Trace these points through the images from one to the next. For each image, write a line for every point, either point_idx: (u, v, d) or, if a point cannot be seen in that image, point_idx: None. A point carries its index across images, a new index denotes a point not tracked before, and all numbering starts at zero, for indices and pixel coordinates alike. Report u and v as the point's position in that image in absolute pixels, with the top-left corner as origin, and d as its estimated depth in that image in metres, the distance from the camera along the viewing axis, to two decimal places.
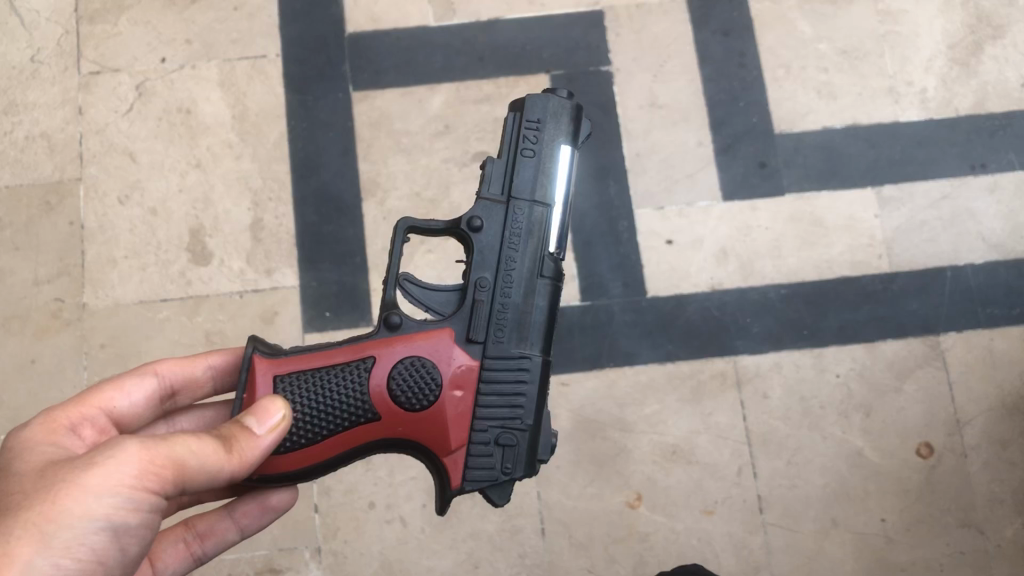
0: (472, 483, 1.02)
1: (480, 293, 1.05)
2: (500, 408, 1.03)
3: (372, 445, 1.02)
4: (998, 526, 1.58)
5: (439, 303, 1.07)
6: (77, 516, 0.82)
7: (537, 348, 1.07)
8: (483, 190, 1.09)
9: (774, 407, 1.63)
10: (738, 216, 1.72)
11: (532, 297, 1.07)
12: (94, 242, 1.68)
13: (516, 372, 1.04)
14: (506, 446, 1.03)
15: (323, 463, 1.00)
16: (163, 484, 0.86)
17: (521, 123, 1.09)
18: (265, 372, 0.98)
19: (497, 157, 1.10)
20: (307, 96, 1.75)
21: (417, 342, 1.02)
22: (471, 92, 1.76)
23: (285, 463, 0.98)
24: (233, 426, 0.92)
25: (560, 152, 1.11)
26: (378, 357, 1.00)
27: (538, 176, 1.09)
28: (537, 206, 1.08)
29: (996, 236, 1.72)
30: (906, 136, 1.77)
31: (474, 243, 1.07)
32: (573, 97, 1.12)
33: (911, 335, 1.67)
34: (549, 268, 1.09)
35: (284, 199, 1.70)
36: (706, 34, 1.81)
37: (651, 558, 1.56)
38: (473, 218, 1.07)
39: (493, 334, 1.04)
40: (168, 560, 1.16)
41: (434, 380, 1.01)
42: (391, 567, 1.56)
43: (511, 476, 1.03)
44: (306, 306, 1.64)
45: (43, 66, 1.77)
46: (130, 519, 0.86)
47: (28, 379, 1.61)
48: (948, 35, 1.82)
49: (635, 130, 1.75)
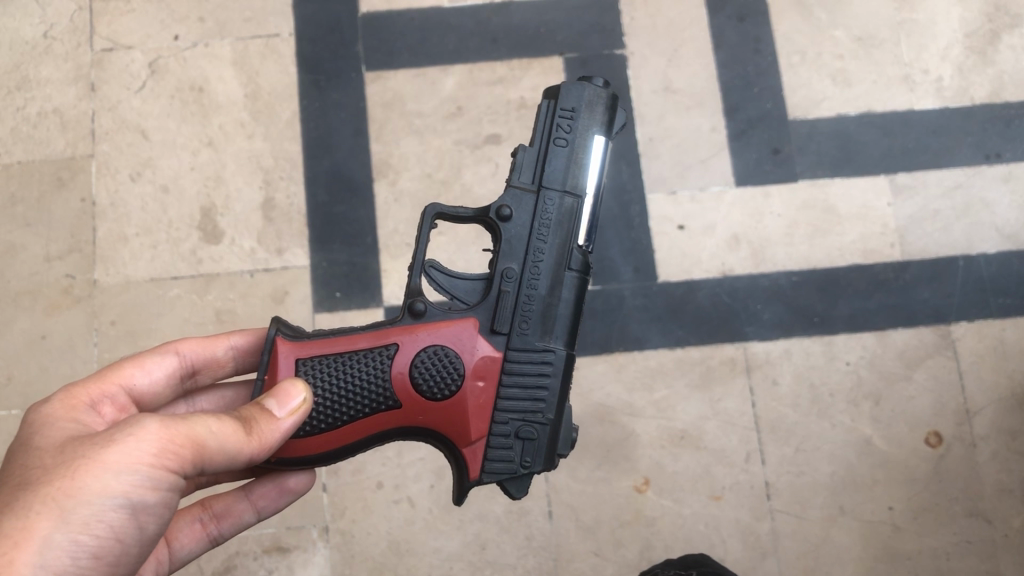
0: (490, 475, 1.02)
1: (506, 282, 1.05)
2: (522, 400, 1.03)
3: (392, 432, 1.02)
4: (1006, 516, 1.58)
5: (463, 292, 1.06)
6: (96, 492, 0.82)
7: (561, 341, 1.06)
8: (513, 178, 1.08)
9: (784, 394, 1.63)
10: (750, 203, 1.71)
11: (559, 289, 1.06)
12: (105, 219, 1.68)
13: (539, 364, 1.04)
14: (526, 438, 1.03)
15: (342, 448, 1.00)
16: (182, 464, 0.86)
17: (555, 111, 1.09)
18: (288, 354, 0.98)
19: (529, 146, 1.09)
20: (319, 76, 1.75)
21: (440, 329, 1.02)
22: (484, 74, 1.75)
23: (305, 447, 0.99)
24: (253, 408, 0.91)
25: (594, 142, 1.10)
26: (401, 344, 1.00)
27: (570, 166, 1.08)
28: (568, 196, 1.08)
29: (1010, 226, 1.71)
30: (922, 125, 1.76)
31: (502, 232, 1.06)
32: (609, 87, 1.11)
33: (922, 324, 1.67)
34: (577, 260, 1.08)
35: (296, 179, 1.70)
36: (721, 19, 1.80)
37: (658, 543, 1.56)
38: (502, 207, 1.06)
39: (518, 324, 1.04)
40: (184, 540, 1.16)
41: (456, 369, 1.00)
42: (399, 548, 1.56)
43: (530, 469, 1.03)
44: (316, 286, 1.64)
45: (56, 43, 1.77)
46: (149, 498, 0.86)
47: (39, 355, 1.62)
48: (965, 23, 1.81)
49: (649, 114, 1.74)
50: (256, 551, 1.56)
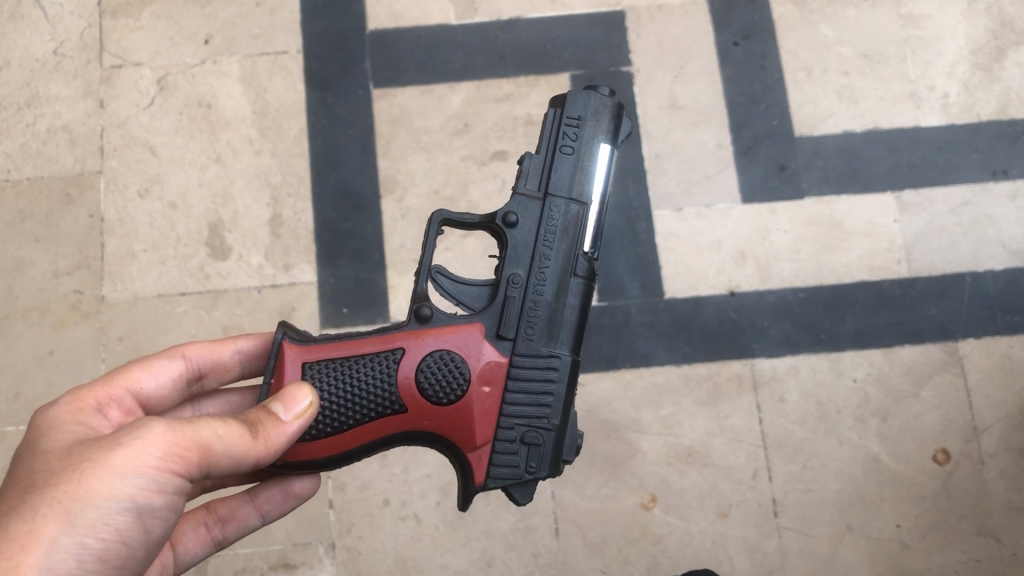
0: (496, 480, 1.01)
1: (512, 288, 1.05)
2: (527, 406, 1.02)
3: (396, 437, 1.01)
4: (1014, 534, 1.57)
5: (470, 297, 1.06)
6: (102, 495, 0.82)
7: (566, 348, 1.06)
8: (519, 185, 1.08)
9: (790, 410, 1.63)
10: (757, 219, 1.72)
11: (564, 296, 1.06)
12: (114, 235, 1.68)
13: (545, 369, 1.03)
14: (531, 444, 1.02)
15: (347, 453, 1.00)
16: (188, 467, 0.86)
17: (561, 119, 1.09)
18: (294, 358, 0.97)
19: (535, 154, 1.10)
20: (327, 93, 1.76)
21: (447, 335, 1.01)
22: (491, 91, 1.76)
23: (310, 452, 0.98)
24: (260, 411, 0.91)
25: (600, 150, 1.10)
26: (407, 348, 0.99)
27: (576, 173, 1.08)
28: (573, 203, 1.08)
29: (1017, 243, 1.71)
30: (927, 141, 1.76)
31: (508, 239, 1.06)
32: (614, 96, 1.12)
33: (929, 340, 1.66)
34: (583, 266, 1.08)
35: (304, 196, 1.70)
36: (727, 36, 1.81)
37: (664, 560, 1.55)
38: (508, 213, 1.07)
39: (523, 330, 1.03)
40: (189, 543, 1.15)
41: (462, 374, 1.00)
42: (405, 565, 1.56)
43: (535, 475, 1.02)
44: (323, 302, 1.65)
45: (66, 59, 1.78)
46: (155, 501, 0.86)
47: (46, 371, 1.62)
48: (971, 40, 1.81)
49: (655, 131, 1.75)
50: (262, 567, 1.56)
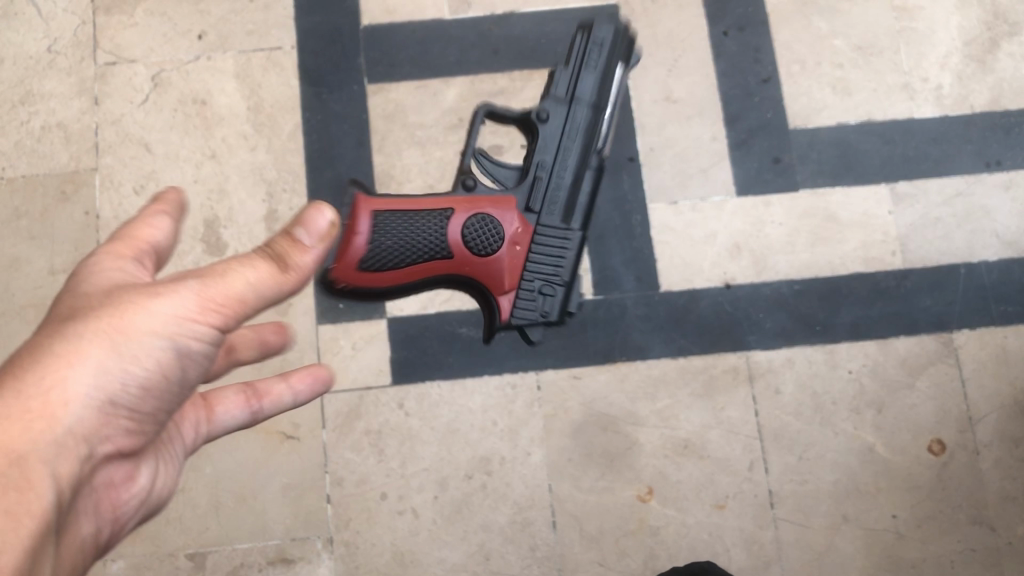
0: (520, 317, 1.47)
1: (541, 171, 1.49)
2: (544, 266, 1.48)
3: (442, 276, 1.46)
4: (1010, 524, 1.58)
5: (504, 177, 1.51)
6: (142, 334, 0.72)
7: (578, 226, 1.52)
8: (551, 92, 1.52)
9: (786, 402, 1.63)
10: (751, 212, 1.72)
11: (580, 183, 1.52)
12: (109, 232, 1.68)
13: (561, 238, 1.50)
14: (547, 295, 1.48)
15: (412, 283, 1.44)
16: (227, 317, 0.75)
17: (588, 41, 1.51)
18: (369, 210, 1.37)
19: (566, 65, 1.52)
20: (322, 89, 1.76)
21: (487, 203, 1.44)
22: (485, 86, 1.76)
23: (391, 278, 1.41)
24: (283, 241, 0.80)
25: (614, 70, 1.54)
26: (456, 210, 1.42)
27: (596, 87, 1.52)
28: (591, 110, 1.52)
29: (1011, 234, 1.71)
30: (920, 133, 1.76)
31: (540, 132, 1.50)
32: (628, 23, 1.54)
33: (923, 331, 1.67)
34: (596, 160, 1.53)
35: (299, 192, 1.70)
36: (721, 29, 1.81)
37: (661, 552, 1.56)
38: (541, 112, 1.50)
39: (547, 206, 1.49)
40: (223, 409, 1.02)
41: (497, 234, 1.44)
42: (403, 559, 1.56)
43: (549, 317, 1.49)
44: (319, 298, 1.65)
45: (60, 56, 1.78)
46: (195, 344, 0.75)
47: None
48: (964, 31, 1.81)
49: (649, 124, 1.75)
50: (261, 562, 1.56)
